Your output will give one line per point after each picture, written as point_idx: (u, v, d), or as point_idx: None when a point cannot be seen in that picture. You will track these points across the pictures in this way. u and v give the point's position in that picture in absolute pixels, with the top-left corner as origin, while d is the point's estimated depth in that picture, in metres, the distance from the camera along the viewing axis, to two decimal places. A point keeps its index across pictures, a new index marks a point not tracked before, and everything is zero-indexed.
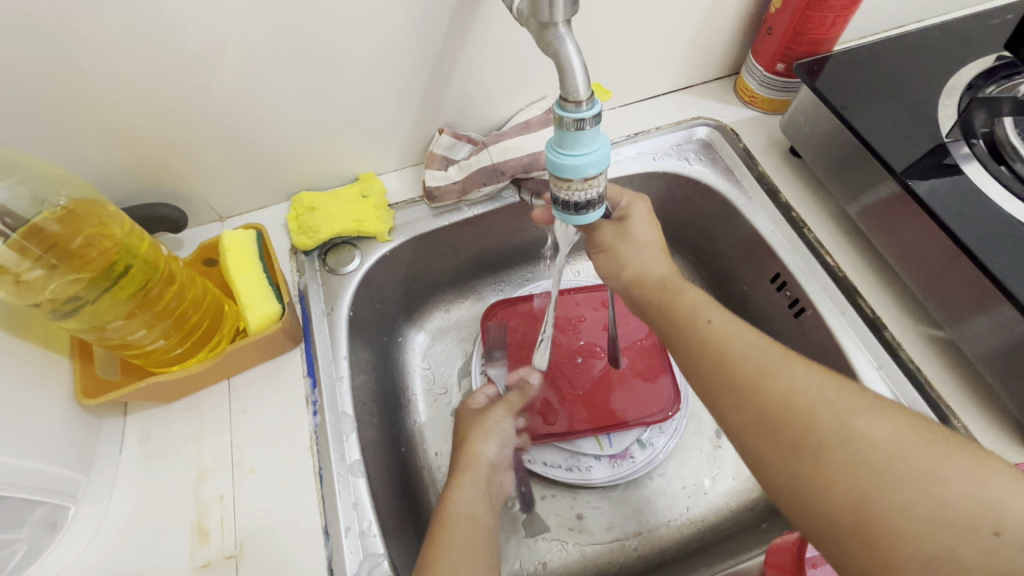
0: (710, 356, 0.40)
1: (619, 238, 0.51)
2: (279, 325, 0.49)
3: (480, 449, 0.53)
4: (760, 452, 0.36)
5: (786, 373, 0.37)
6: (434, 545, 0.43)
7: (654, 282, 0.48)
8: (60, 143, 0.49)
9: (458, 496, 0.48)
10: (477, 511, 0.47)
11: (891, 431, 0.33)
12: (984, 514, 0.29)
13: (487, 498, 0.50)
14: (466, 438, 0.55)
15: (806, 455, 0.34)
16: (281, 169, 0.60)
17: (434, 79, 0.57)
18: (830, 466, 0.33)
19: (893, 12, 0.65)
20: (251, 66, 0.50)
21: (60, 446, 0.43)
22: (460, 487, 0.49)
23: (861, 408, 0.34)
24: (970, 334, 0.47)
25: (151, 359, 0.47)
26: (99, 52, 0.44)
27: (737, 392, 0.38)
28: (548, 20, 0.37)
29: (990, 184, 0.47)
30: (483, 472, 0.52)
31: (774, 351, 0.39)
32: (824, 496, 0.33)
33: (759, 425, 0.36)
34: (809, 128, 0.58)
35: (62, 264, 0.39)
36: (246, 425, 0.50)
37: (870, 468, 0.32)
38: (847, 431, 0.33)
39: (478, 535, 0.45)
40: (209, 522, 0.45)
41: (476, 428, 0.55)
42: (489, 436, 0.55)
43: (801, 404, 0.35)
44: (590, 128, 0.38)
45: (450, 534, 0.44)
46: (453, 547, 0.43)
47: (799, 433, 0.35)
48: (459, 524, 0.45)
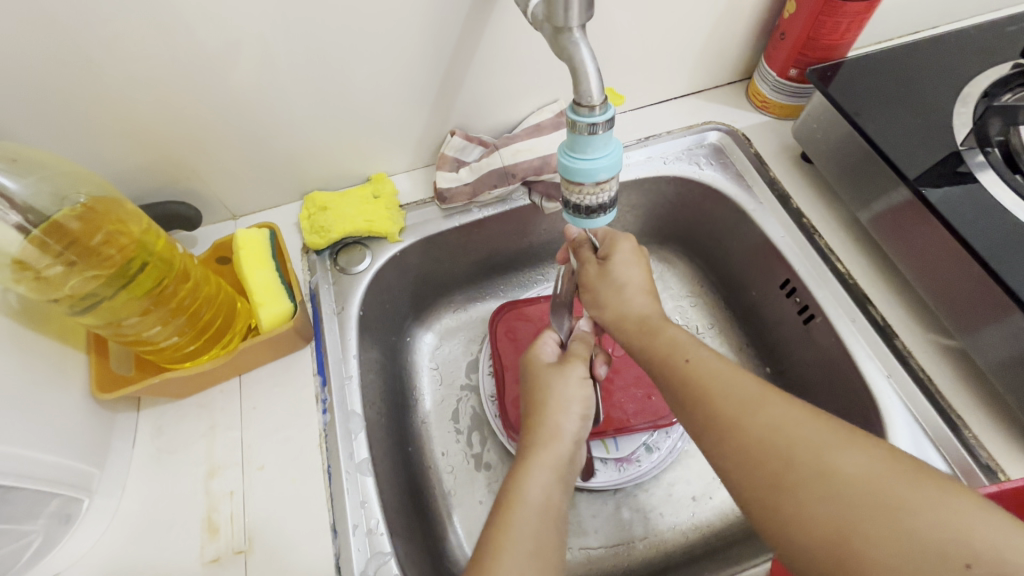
0: (692, 390, 0.41)
1: (600, 279, 0.50)
2: (291, 323, 0.50)
3: (559, 422, 0.46)
4: (742, 488, 0.36)
5: (762, 411, 0.37)
6: (497, 541, 0.39)
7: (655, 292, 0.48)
8: (79, 141, 0.50)
9: (531, 479, 0.43)
10: (551, 499, 0.42)
11: (863, 463, 0.33)
12: (957, 548, 0.28)
13: (561, 482, 0.44)
14: (539, 406, 0.48)
15: (784, 490, 0.34)
16: (294, 168, 0.61)
17: (446, 81, 0.57)
18: (806, 501, 0.33)
19: (908, 18, 0.65)
20: (267, 67, 0.50)
21: (76, 439, 0.43)
22: (533, 468, 0.43)
23: (834, 441, 0.34)
24: (981, 344, 0.47)
25: (164, 355, 0.48)
26: (120, 52, 0.45)
27: (717, 429, 0.38)
28: (563, 24, 0.37)
29: (1004, 192, 0.47)
30: (563, 449, 0.45)
31: (754, 386, 0.39)
32: (803, 531, 0.32)
33: (738, 461, 0.36)
34: (821, 135, 0.58)
35: (82, 260, 0.40)
36: (256, 421, 0.50)
37: (844, 503, 0.32)
38: (822, 466, 0.33)
39: (549, 528, 0.41)
40: (219, 518, 0.46)
41: (551, 395, 0.48)
42: (570, 402, 0.48)
43: (777, 440, 0.36)
44: (603, 132, 0.38)
45: (518, 525, 0.40)
46: (521, 543, 0.39)
47: (774, 470, 0.35)
48: (530, 512, 0.41)
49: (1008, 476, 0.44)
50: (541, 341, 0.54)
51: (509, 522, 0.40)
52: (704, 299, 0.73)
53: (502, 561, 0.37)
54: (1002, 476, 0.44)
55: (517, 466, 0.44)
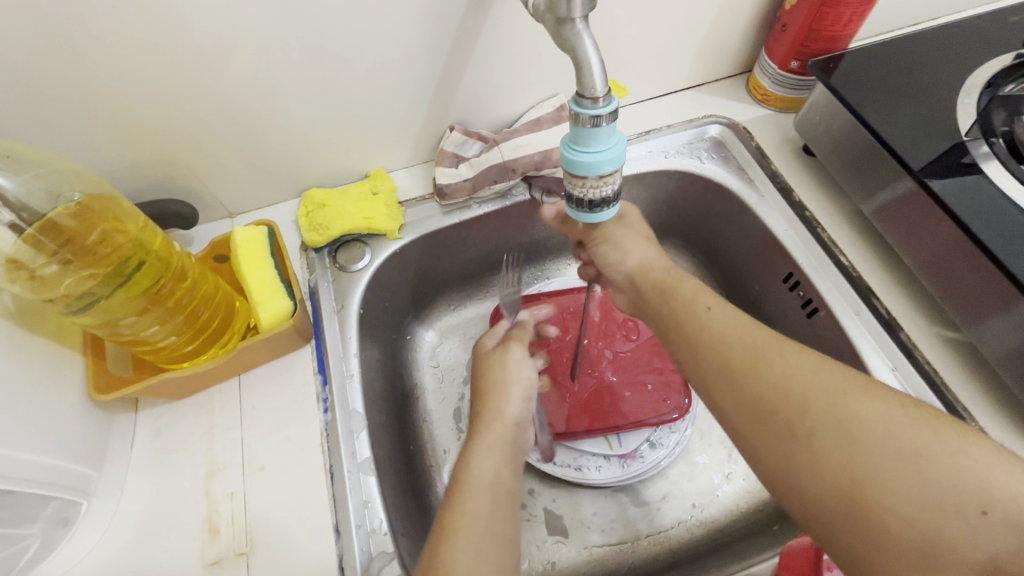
0: (707, 341, 0.40)
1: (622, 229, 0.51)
2: (289, 322, 0.49)
3: (501, 404, 0.47)
4: (754, 437, 0.36)
5: (780, 359, 0.37)
6: (452, 521, 0.38)
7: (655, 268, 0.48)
8: (72, 139, 0.49)
9: (478, 460, 0.42)
10: (499, 480, 0.41)
11: (885, 411, 0.33)
12: (974, 495, 0.30)
13: (510, 461, 0.43)
14: (485, 391, 0.49)
15: (797, 437, 0.34)
16: (291, 165, 0.60)
17: (445, 75, 0.56)
18: (822, 447, 0.33)
19: (909, 9, 0.65)
20: (264, 62, 0.50)
21: (72, 442, 0.43)
22: (480, 449, 0.43)
23: (854, 388, 0.34)
24: (988, 335, 0.46)
25: (163, 356, 0.47)
26: (113, 47, 0.44)
27: (732, 376, 0.38)
28: (565, 15, 0.37)
29: (1010, 183, 0.46)
30: (507, 429, 0.46)
31: (770, 335, 0.39)
32: (816, 478, 0.33)
33: (751, 407, 0.36)
34: (824, 127, 0.58)
35: (76, 259, 0.39)
36: (256, 422, 0.50)
37: (862, 449, 0.32)
38: (840, 411, 0.34)
39: (499, 504, 0.40)
40: (219, 519, 0.45)
41: (498, 377, 0.49)
42: (511, 387, 0.48)
43: (794, 386, 0.35)
44: (606, 125, 0.37)
45: (470, 506, 0.39)
46: (473, 521, 0.38)
47: (789, 415, 0.35)
48: (482, 494, 0.40)
49: None
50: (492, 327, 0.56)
51: (461, 501, 0.39)
52: None
53: (456, 542, 0.37)
54: None
55: (465, 448, 0.44)
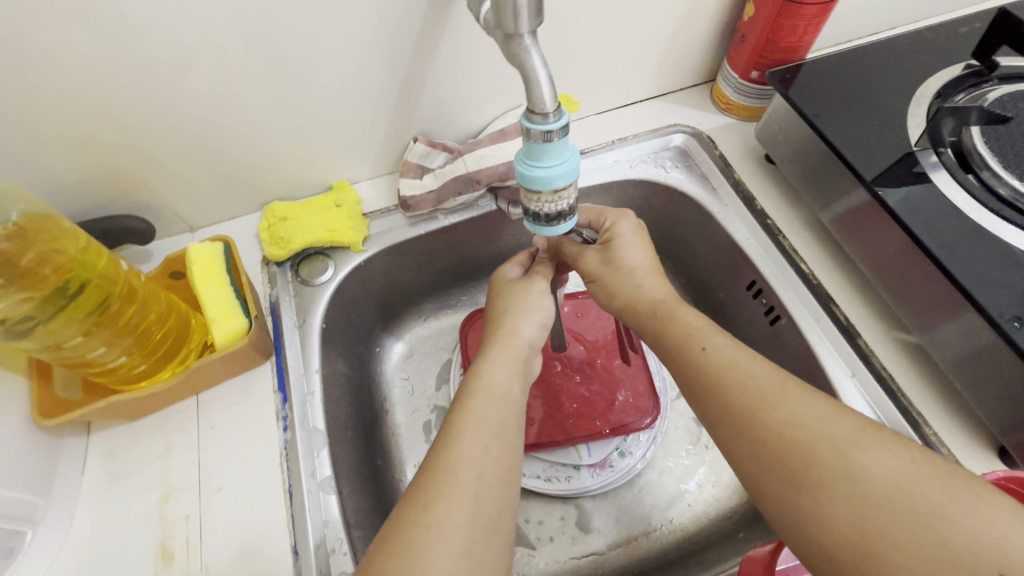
0: (711, 382, 0.40)
1: (608, 265, 0.50)
2: (246, 339, 0.48)
3: (516, 325, 0.48)
4: (760, 481, 0.36)
5: (784, 406, 0.37)
6: (458, 425, 0.40)
7: (641, 301, 0.48)
8: (18, 155, 0.47)
9: (491, 369, 0.44)
10: (510, 388, 0.43)
11: (895, 467, 0.33)
12: (988, 556, 0.29)
13: (521, 377, 0.45)
14: (500, 315, 0.50)
15: (804, 488, 0.34)
16: (252, 178, 0.59)
17: (407, 87, 0.56)
18: (830, 501, 0.33)
19: (865, 20, 0.66)
20: (217, 76, 0.49)
21: (16, 469, 0.41)
22: (492, 361, 0.45)
23: (864, 441, 0.34)
24: (939, 341, 0.47)
25: (113, 377, 0.46)
26: (57, 62, 0.43)
27: (735, 421, 0.38)
28: (512, 31, 0.37)
29: (957, 193, 0.47)
30: (521, 349, 0.47)
31: (777, 376, 0.39)
32: (823, 531, 0.33)
33: (758, 454, 0.37)
34: (783, 136, 0.58)
35: (13, 283, 0.38)
36: (213, 442, 0.49)
37: (871, 505, 0.32)
38: (847, 465, 0.34)
39: (508, 410, 0.42)
40: (174, 544, 0.44)
41: (514, 303, 0.50)
42: (529, 312, 0.50)
43: (800, 436, 0.35)
44: (558, 139, 0.37)
45: (478, 408, 0.41)
46: (478, 425, 0.40)
47: (797, 464, 0.35)
48: (491, 401, 0.42)
49: None
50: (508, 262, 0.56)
51: (469, 406, 0.41)
52: None
53: (460, 443, 0.39)
54: None
55: (477, 361, 0.45)
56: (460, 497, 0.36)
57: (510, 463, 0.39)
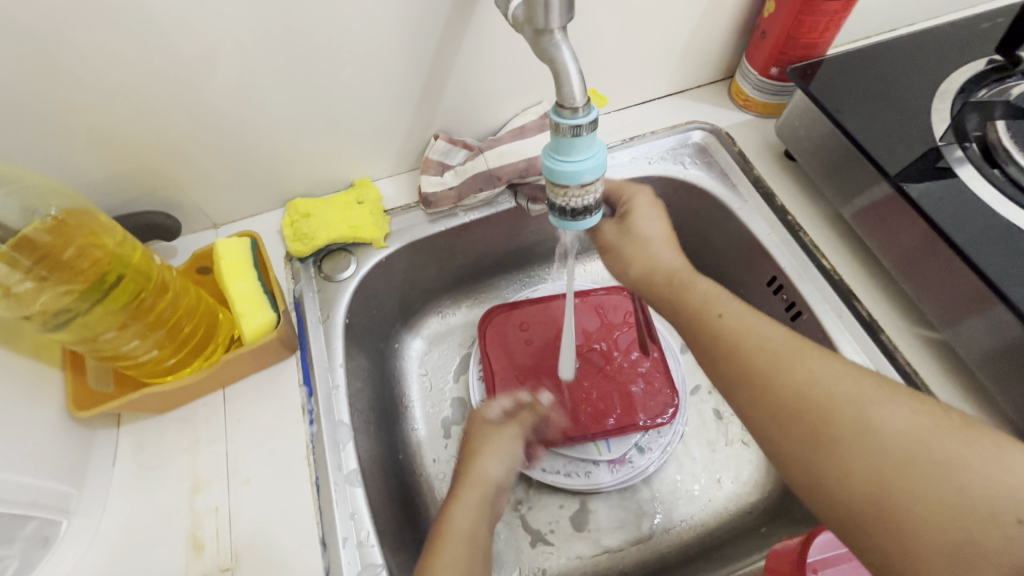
0: (726, 348, 0.41)
1: (624, 237, 0.50)
2: (274, 334, 0.49)
3: (486, 465, 0.50)
4: (779, 441, 0.37)
5: (801, 365, 0.38)
6: (430, 567, 0.41)
7: (657, 270, 0.48)
8: (51, 151, 0.48)
9: (458, 513, 0.46)
10: (476, 530, 0.46)
11: (910, 420, 0.34)
12: (1003, 501, 0.30)
13: (485, 520, 0.47)
14: (473, 451, 0.52)
15: (822, 447, 0.35)
16: (276, 175, 0.60)
17: (428, 84, 0.57)
18: (849, 458, 0.34)
19: (885, 16, 0.66)
20: (245, 73, 0.49)
21: (51, 460, 0.42)
22: (459, 504, 0.47)
23: (878, 397, 0.35)
24: (965, 336, 0.47)
25: (144, 370, 0.47)
26: (90, 60, 0.44)
27: (753, 383, 0.39)
28: (543, 26, 0.37)
29: (983, 187, 0.47)
30: (488, 490, 0.49)
31: (792, 340, 0.40)
32: (843, 486, 0.34)
33: (776, 416, 0.37)
34: (804, 132, 0.58)
35: (53, 275, 0.39)
36: (241, 435, 0.49)
37: (889, 458, 0.33)
38: (864, 423, 0.34)
39: (473, 556, 0.44)
40: (204, 534, 0.45)
41: (486, 439, 0.52)
42: (496, 449, 0.52)
43: (817, 394, 0.36)
44: (586, 134, 0.38)
45: (448, 552, 0.43)
46: (447, 571, 0.41)
47: (815, 422, 0.36)
48: (458, 543, 0.44)
49: None
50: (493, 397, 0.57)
51: (438, 551, 0.43)
52: None
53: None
54: None
55: (446, 504, 0.48)
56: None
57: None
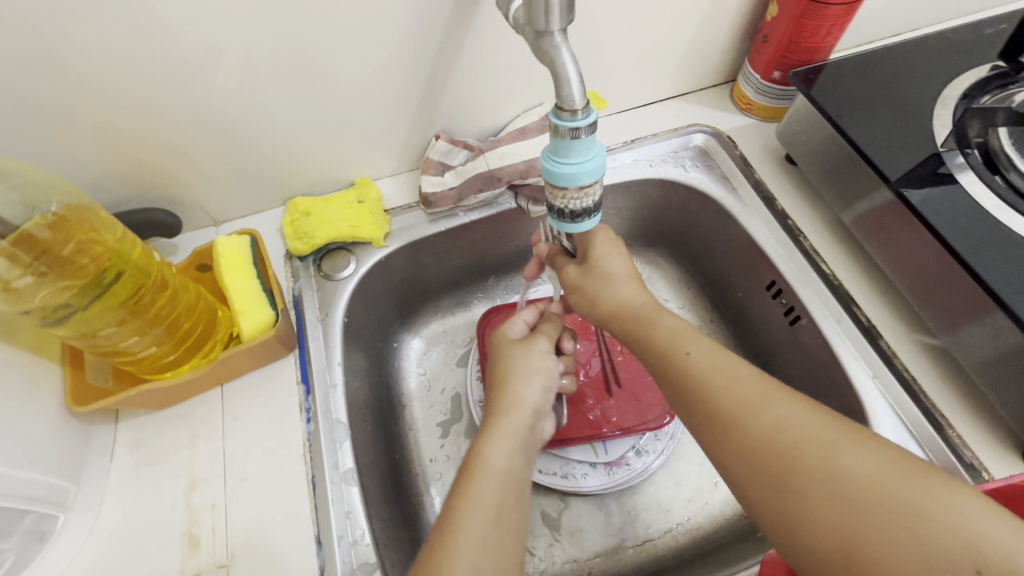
0: (691, 389, 0.40)
1: (585, 278, 0.48)
2: (272, 332, 0.49)
3: (520, 391, 0.46)
4: (747, 486, 0.36)
5: (768, 410, 0.37)
6: (459, 513, 0.38)
7: (626, 308, 0.46)
8: (52, 148, 0.49)
9: (491, 447, 0.42)
10: (511, 468, 0.41)
11: (874, 466, 0.33)
12: (967, 551, 0.29)
13: (523, 451, 0.43)
14: (503, 377, 0.48)
15: (789, 494, 0.34)
16: (276, 173, 0.60)
17: (429, 85, 0.57)
18: (816, 508, 0.33)
19: (889, 20, 0.65)
20: (247, 72, 0.50)
21: (48, 454, 0.42)
22: (496, 437, 0.43)
23: (843, 442, 0.34)
24: (964, 343, 0.47)
25: (142, 366, 0.47)
26: (93, 57, 0.44)
27: (721, 425, 0.38)
28: (544, 28, 0.37)
29: (984, 193, 0.47)
30: (526, 417, 0.45)
31: (758, 380, 0.39)
32: (809, 536, 0.32)
33: (742, 461, 0.36)
34: (805, 137, 0.58)
35: (53, 271, 0.39)
36: (238, 431, 0.49)
37: (856, 508, 0.32)
38: (830, 469, 0.33)
39: (510, 496, 0.40)
40: (200, 531, 0.45)
41: (519, 365, 0.48)
42: (532, 375, 0.48)
43: (783, 442, 0.35)
44: (585, 137, 0.38)
45: (480, 493, 0.39)
46: (479, 513, 0.38)
47: (781, 469, 0.34)
48: (492, 482, 0.40)
49: (992, 476, 0.45)
50: (512, 318, 0.54)
51: (469, 490, 0.39)
52: (692, 300, 0.73)
53: (462, 530, 0.37)
54: (986, 476, 0.45)
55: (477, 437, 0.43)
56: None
57: (505, 546, 0.38)
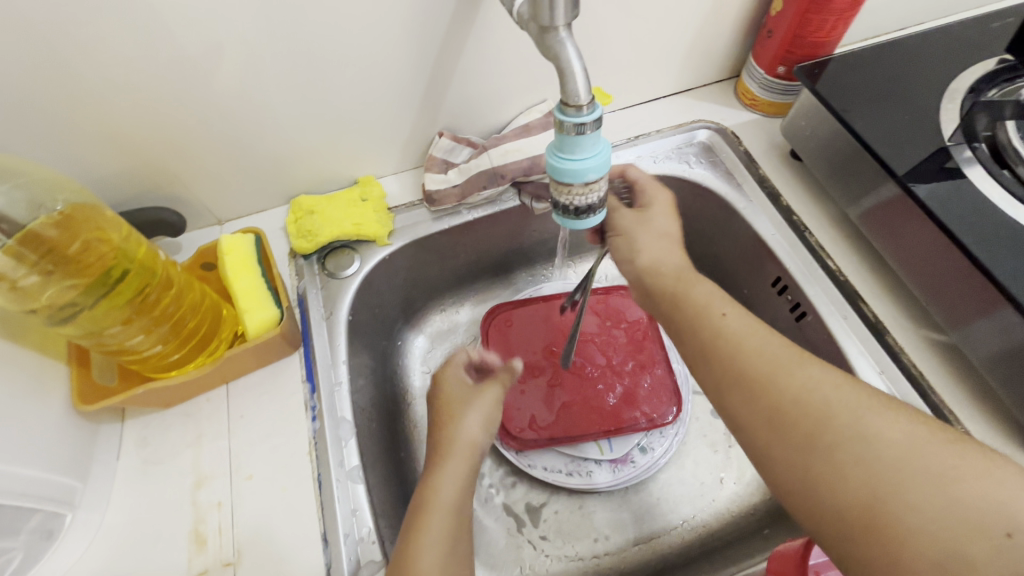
0: (722, 351, 0.40)
1: (638, 223, 0.51)
2: (277, 330, 0.49)
3: (461, 429, 0.48)
4: (770, 446, 0.35)
5: (801, 370, 0.37)
6: (417, 545, 0.40)
7: (665, 266, 0.48)
8: (57, 147, 0.49)
9: (443, 482, 0.44)
10: (461, 502, 0.43)
11: (909, 430, 0.32)
12: (997, 516, 0.28)
13: (469, 485, 0.45)
14: (447, 414, 0.49)
15: (817, 450, 0.33)
16: (280, 172, 0.60)
17: (433, 82, 0.56)
18: (843, 462, 0.32)
19: (894, 14, 0.65)
20: (251, 69, 0.49)
21: (55, 453, 0.42)
22: (441, 472, 0.45)
23: (878, 407, 0.34)
24: (973, 338, 0.47)
25: (147, 365, 0.47)
26: (97, 56, 0.44)
27: (749, 385, 0.37)
28: (549, 23, 0.37)
29: (991, 187, 0.47)
30: (470, 454, 0.47)
31: (790, 350, 0.39)
32: (833, 491, 0.32)
33: (770, 418, 0.36)
34: (810, 132, 0.58)
35: (58, 270, 0.39)
36: (244, 430, 0.49)
37: (886, 465, 0.31)
38: (863, 428, 0.33)
39: (460, 528, 0.42)
40: (207, 529, 0.45)
41: (461, 404, 0.50)
42: (474, 411, 0.49)
43: (816, 401, 0.35)
44: (591, 132, 0.38)
45: (434, 528, 0.41)
46: (431, 549, 0.40)
47: (810, 426, 0.34)
48: (444, 515, 0.42)
49: None
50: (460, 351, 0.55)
51: (423, 523, 0.41)
52: None
53: (417, 565, 0.39)
54: None
55: (427, 471, 0.45)
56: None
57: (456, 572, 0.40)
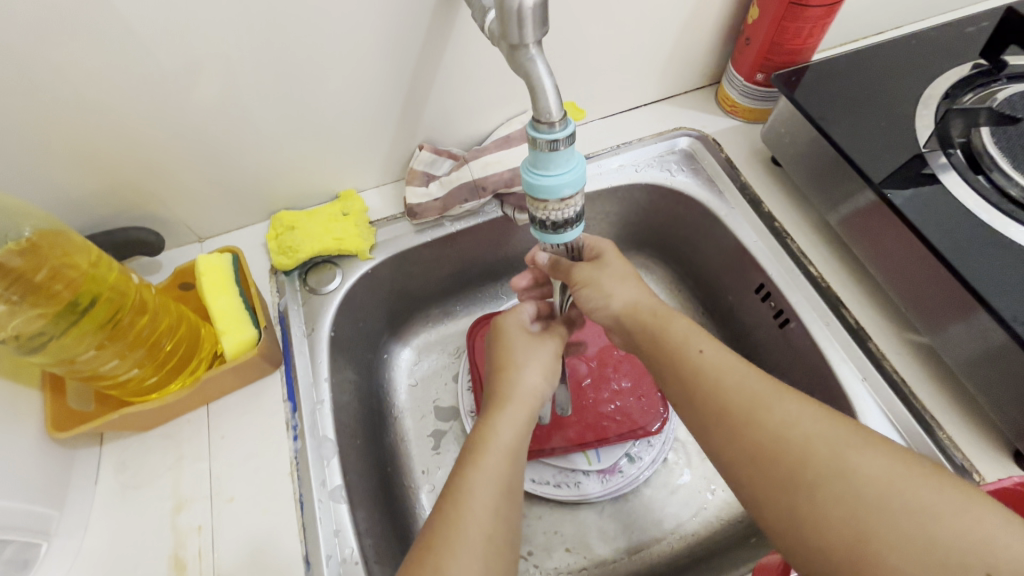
0: (701, 388, 0.40)
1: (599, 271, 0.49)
2: (255, 349, 0.49)
3: (520, 375, 0.48)
4: (756, 487, 0.35)
5: (777, 408, 0.37)
6: (467, 482, 0.39)
7: (641, 307, 0.46)
8: (29, 170, 0.48)
9: (500, 425, 0.44)
10: (519, 447, 0.43)
11: (887, 466, 0.32)
12: (977, 554, 0.28)
13: (526, 429, 0.45)
14: (505, 365, 0.49)
15: (798, 490, 0.33)
16: (260, 188, 0.59)
17: (411, 95, 0.56)
18: (824, 502, 0.32)
19: (871, 19, 0.65)
20: (225, 86, 0.49)
21: (29, 482, 0.42)
22: (500, 416, 0.45)
23: (854, 442, 0.34)
24: (950, 343, 0.47)
25: (125, 389, 0.47)
26: (67, 77, 0.44)
27: (728, 423, 0.38)
28: (518, 41, 0.37)
29: (967, 193, 0.47)
30: (531, 400, 0.47)
31: (767, 383, 0.39)
32: (817, 531, 0.32)
33: (752, 459, 0.36)
34: (789, 139, 0.58)
35: (26, 298, 0.39)
36: (225, 451, 0.49)
37: (865, 504, 0.31)
38: (841, 466, 0.33)
39: (514, 470, 0.42)
40: (187, 554, 0.44)
41: (518, 352, 0.50)
42: (533, 362, 0.49)
43: (794, 438, 0.35)
44: (564, 148, 0.37)
45: (486, 465, 0.40)
46: (481, 491, 0.39)
47: (791, 466, 0.34)
48: (497, 456, 0.41)
49: (982, 477, 0.44)
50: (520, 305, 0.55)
51: (478, 462, 0.41)
52: (683, 304, 0.73)
53: (469, 500, 0.38)
54: (977, 478, 0.45)
55: (484, 417, 0.45)
56: (469, 558, 0.36)
57: (507, 513, 0.39)
